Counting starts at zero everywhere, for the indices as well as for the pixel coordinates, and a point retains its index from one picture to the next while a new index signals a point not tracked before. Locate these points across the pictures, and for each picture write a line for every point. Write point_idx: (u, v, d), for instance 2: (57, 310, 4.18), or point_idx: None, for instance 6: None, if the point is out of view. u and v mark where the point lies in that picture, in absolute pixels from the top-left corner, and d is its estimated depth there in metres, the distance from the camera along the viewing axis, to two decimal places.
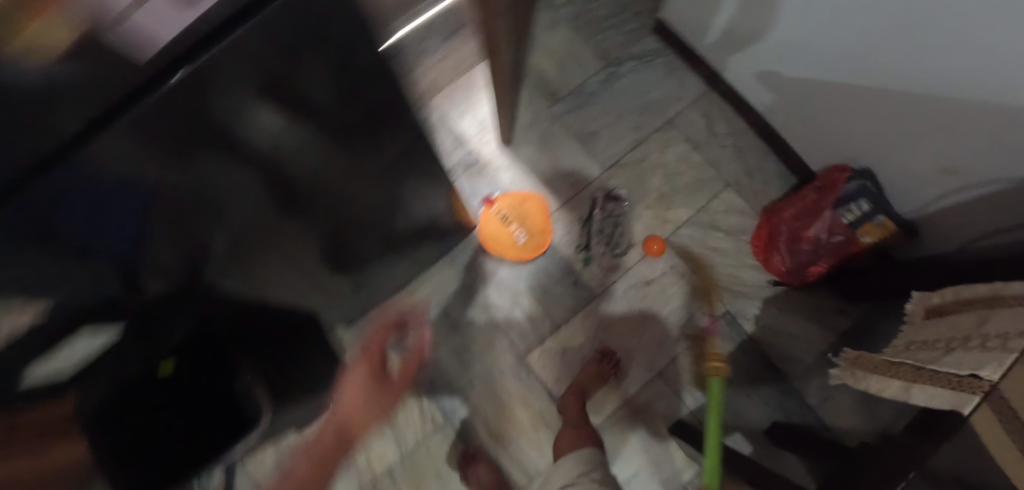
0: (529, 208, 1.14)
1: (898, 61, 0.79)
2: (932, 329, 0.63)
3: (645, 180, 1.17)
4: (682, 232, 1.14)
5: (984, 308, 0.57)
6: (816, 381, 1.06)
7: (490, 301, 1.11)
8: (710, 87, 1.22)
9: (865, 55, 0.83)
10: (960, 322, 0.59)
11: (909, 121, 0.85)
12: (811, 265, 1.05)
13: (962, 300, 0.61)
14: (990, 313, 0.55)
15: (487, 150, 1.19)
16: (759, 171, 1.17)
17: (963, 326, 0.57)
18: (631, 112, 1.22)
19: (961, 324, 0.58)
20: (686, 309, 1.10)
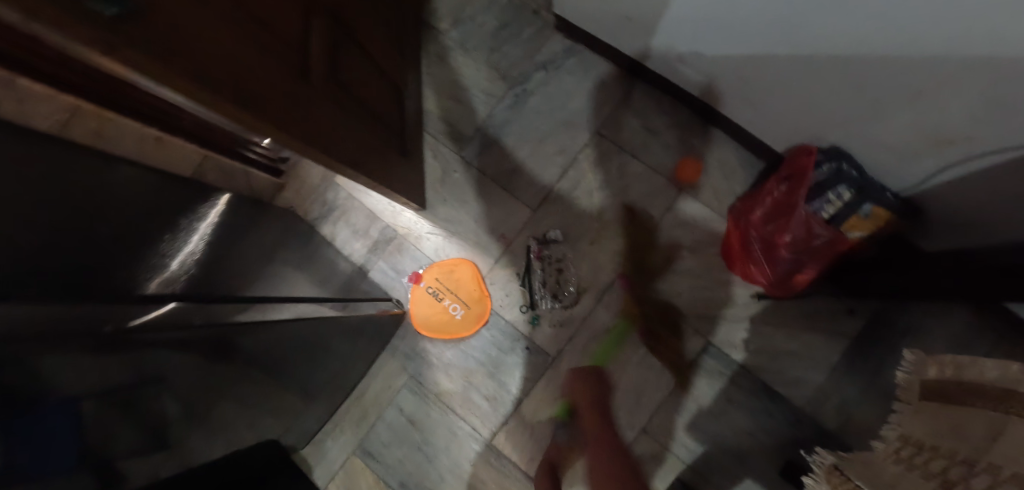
0: (461, 276, 1.02)
1: (836, 27, 0.59)
2: (935, 425, 0.46)
3: (582, 210, 1.00)
4: (637, 260, 0.97)
5: (996, 410, 0.40)
6: (830, 400, 0.90)
7: (442, 388, 1.01)
8: (636, 78, 1.02)
9: (791, 27, 0.63)
10: (968, 426, 0.41)
11: (874, 92, 0.64)
12: (795, 272, 0.86)
13: (968, 385, 0.44)
14: (1004, 426, 0.38)
15: (402, 220, 1.07)
16: (714, 164, 0.98)
17: (970, 437, 0.40)
18: (550, 131, 1.04)
19: (969, 431, 0.41)
20: (660, 350, 0.95)
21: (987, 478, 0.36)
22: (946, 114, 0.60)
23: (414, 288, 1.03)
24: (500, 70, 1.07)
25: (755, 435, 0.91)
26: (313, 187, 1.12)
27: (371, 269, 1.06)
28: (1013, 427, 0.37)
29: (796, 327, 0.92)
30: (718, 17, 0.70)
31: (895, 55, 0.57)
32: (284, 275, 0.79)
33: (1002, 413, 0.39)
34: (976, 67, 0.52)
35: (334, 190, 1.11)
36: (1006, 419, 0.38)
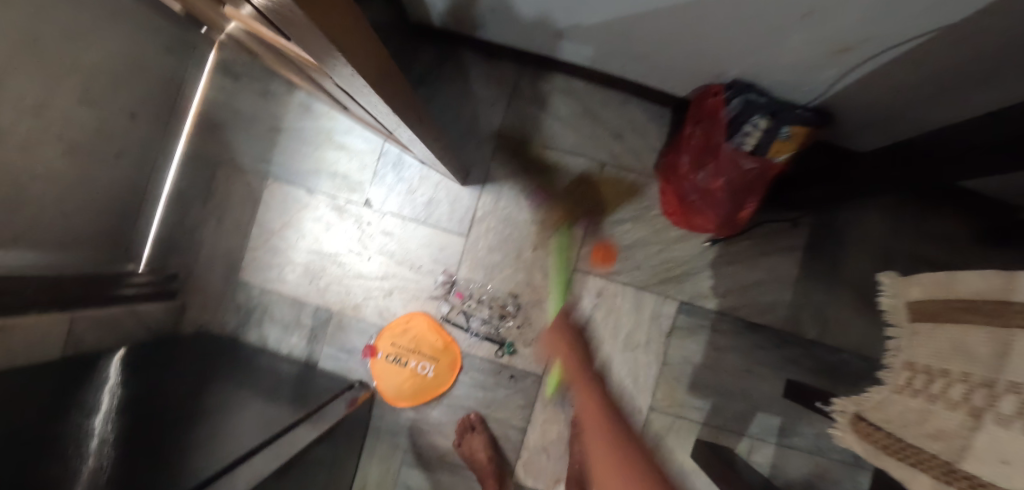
0: (417, 333, 0.93)
1: None
2: (936, 345, 0.50)
3: (515, 217, 0.93)
4: (588, 247, 0.93)
5: (987, 324, 0.43)
6: (803, 311, 0.93)
7: (441, 450, 0.93)
8: (519, 64, 0.95)
9: None
10: (972, 343, 0.44)
11: (765, 20, 0.62)
12: (739, 209, 0.86)
13: (956, 300, 0.47)
14: (1006, 338, 0.41)
15: (331, 296, 0.95)
16: (626, 127, 0.95)
17: (981, 355, 0.43)
18: (453, 146, 0.95)
19: (974, 348, 0.44)
20: (640, 327, 0.93)
21: (1014, 401, 0.38)
22: (840, 24, 0.58)
23: (375, 365, 0.93)
24: None
25: (752, 370, 0.93)
26: (219, 295, 0.97)
27: (319, 359, 0.95)
28: (1021, 341, 0.39)
29: (753, 257, 0.93)
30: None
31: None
32: (227, 422, 0.68)
33: (996, 326, 0.42)
34: None
35: (244, 290, 0.97)
36: (1005, 332, 0.41)
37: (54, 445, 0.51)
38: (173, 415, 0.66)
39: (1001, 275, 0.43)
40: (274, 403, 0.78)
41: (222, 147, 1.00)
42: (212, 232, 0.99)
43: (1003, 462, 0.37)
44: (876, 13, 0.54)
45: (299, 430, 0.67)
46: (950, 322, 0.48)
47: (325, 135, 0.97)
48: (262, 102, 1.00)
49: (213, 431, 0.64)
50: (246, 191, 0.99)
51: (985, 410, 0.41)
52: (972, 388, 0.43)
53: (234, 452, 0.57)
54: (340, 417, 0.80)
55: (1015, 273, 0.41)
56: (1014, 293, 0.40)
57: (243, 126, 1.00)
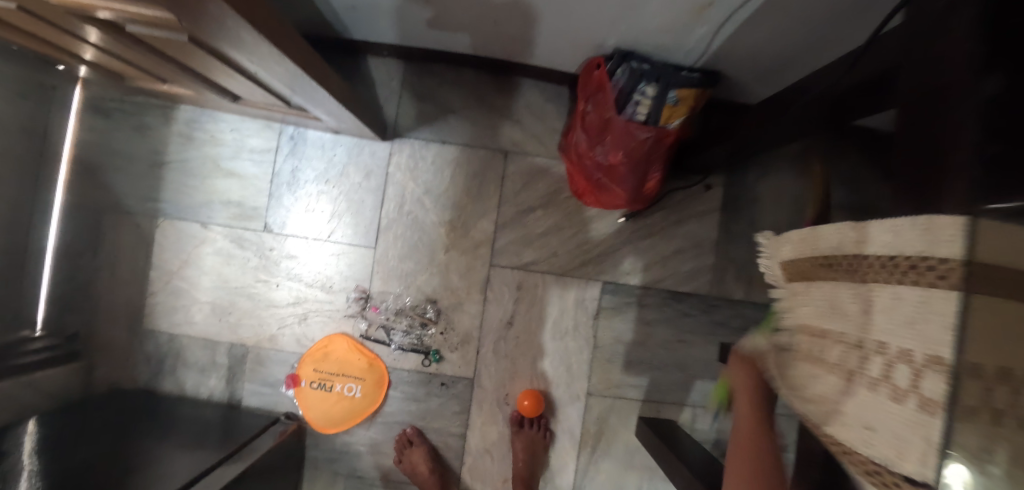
0: (339, 356, 0.89)
1: None
2: (807, 307, 0.44)
3: (422, 222, 0.89)
4: (502, 241, 0.90)
5: (851, 280, 0.38)
6: (727, 273, 0.92)
7: (383, 470, 0.90)
8: (405, 61, 0.91)
9: None
10: (840, 300, 0.39)
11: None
12: (644, 181, 0.84)
13: (825, 257, 0.41)
14: (865, 294, 0.36)
15: (245, 331, 0.91)
16: (523, 111, 0.91)
17: (849, 313, 0.37)
18: (348, 156, 0.90)
19: (845, 305, 0.38)
20: (566, 314, 0.90)
21: (878, 362, 0.34)
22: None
23: (298, 396, 0.89)
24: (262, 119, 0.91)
25: (684, 340, 0.92)
26: (126, 348, 0.92)
27: (242, 397, 0.91)
28: (876, 296, 0.35)
29: (669, 226, 0.91)
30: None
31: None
32: (155, 470, 0.68)
33: (858, 284, 0.37)
34: None
35: (152, 338, 0.92)
36: (870, 290, 0.35)
37: None
38: (98, 469, 0.66)
39: (857, 227, 0.37)
40: (204, 446, 0.77)
41: (104, 192, 0.94)
42: (108, 284, 0.93)
43: (868, 431, 0.34)
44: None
45: (222, 470, 0.68)
46: (816, 284, 0.42)
47: (212, 163, 0.92)
48: (140, 137, 0.94)
49: (137, 481, 0.65)
50: (137, 233, 0.93)
51: (862, 375, 0.35)
52: (847, 349, 0.37)
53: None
54: (277, 447, 0.81)
55: (865, 223, 0.36)
56: (865, 246, 0.36)
57: (124, 166, 0.94)
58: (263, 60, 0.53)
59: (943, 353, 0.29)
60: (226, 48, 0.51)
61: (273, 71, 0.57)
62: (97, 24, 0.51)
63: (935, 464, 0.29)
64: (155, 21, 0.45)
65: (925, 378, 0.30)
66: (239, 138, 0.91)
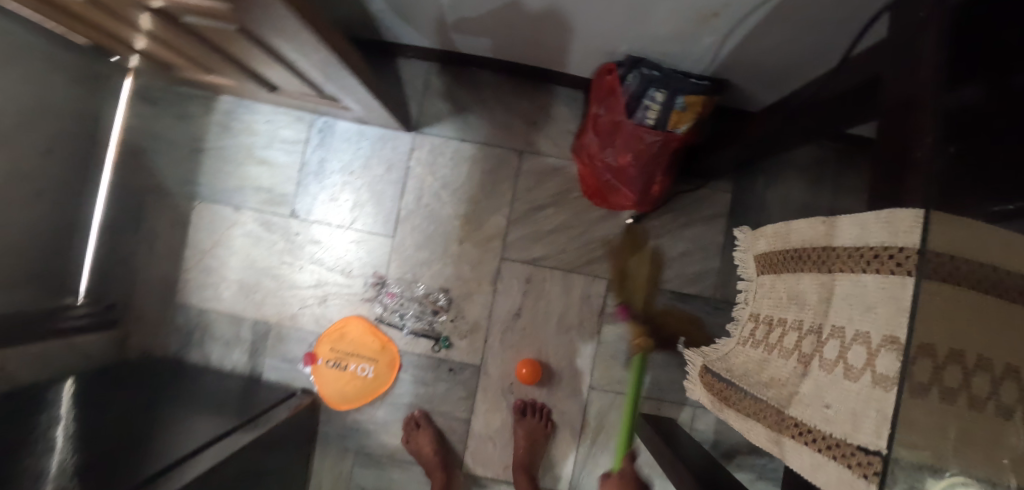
0: (354, 337, 0.94)
1: None
2: (777, 299, 0.50)
3: (438, 214, 0.94)
4: (514, 236, 0.94)
5: (817, 272, 0.43)
6: (733, 276, 0.94)
7: (391, 449, 0.94)
8: (428, 61, 0.96)
9: None
10: (805, 290, 0.44)
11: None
12: (653, 184, 0.87)
13: (793, 250, 0.47)
14: (830, 284, 0.41)
15: (268, 309, 0.96)
16: (539, 113, 0.95)
17: (810, 302, 0.43)
18: (372, 149, 0.96)
19: (806, 294, 0.44)
20: (571, 309, 0.94)
21: (834, 345, 0.39)
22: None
23: (315, 374, 0.94)
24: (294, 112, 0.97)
25: (687, 341, 0.94)
26: (159, 320, 0.98)
27: (262, 371, 0.96)
28: (841, 284, 0.39)
29: (676, 229, 0.93)
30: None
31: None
32: (175, 432, 0.73)
33: (823, 273, 0.42)
34: None
35: (183, 312, 0.98)
36: (831, 280, 0.41)
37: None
38: (128, 428, 0.72)
39: (825, 222, 0.43)
40: (225, 413, 0.83)
41: (145, 174, 1.01)
42: (144, 260, 1.00)
43: (826, 408, 0.37)
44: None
45: (233, 438, 0.72)
46: (776, 274, 0.50)
47: (246, 151, 0.98)
48: (181, 125, 1.01)
49: (157, 442, 0.69)
50: (173, 214, 0.99)
51: (812, 356, 0.41)
52: (804, 334, 0.43)
53: (158, 465, 0.61)
54: (290, 420, 0.85)
55: (836, 219, 0.41)
56: (834, 239, 0.41)
57: (165, 151, 1.01)
58: (302, 49, 0.58)
59: (897, 333, 0.33)
60: (269, 38, 0.56)
61: (313, 60, 0.63)
62: (160, 15, 0.57)
63: (886, 434, 0.31)
64: (213, 13, 0.51)
65: (882, 357, 0.33)
66: (271, 129, 0.98)
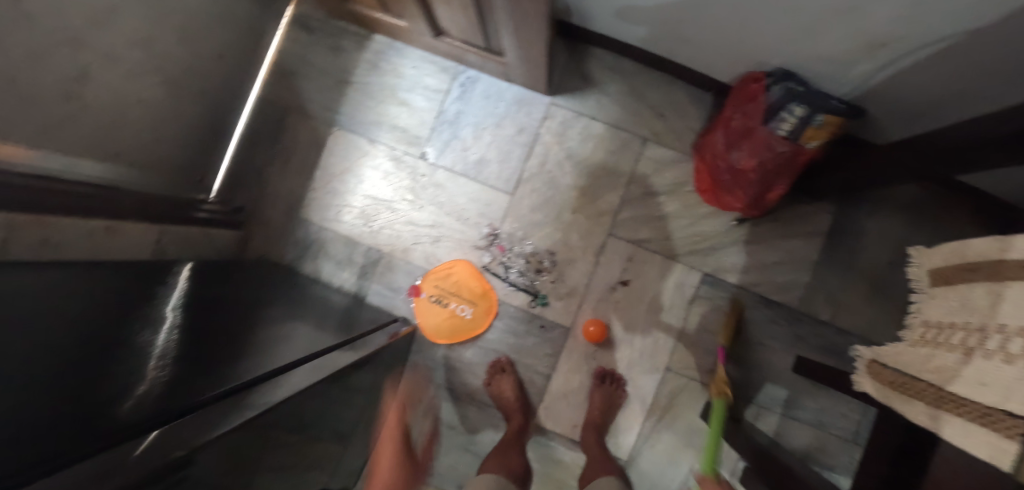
0: (459, 279, 1.01)
1: None
2: (950, 306, 0.56)
3: (557, 182, 1.01)
4: (623, 216, 1.00)
5: (987, 281, 0.50)
6: (820, 293, 1.00)
7: (471, 388, 1.01)
8: (576, 40, 1.02)
9: None
10: (975, 298, 0.51)
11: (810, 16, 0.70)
12: (767, 192, 0.93)
13: (968, 264, 0.54)
14: (999, 290, 0.47)
15: (383, 238, 1.03)
16: (668, 107, 1.01)
17: (981, 307, 0.49)
18: (507, 111, 1.03)
19: (977, 301, 0.51)
20: (663, 294, 1.00)
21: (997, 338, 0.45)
22: (876, 21, 0.65)
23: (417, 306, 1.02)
24: (442, 63, 1.04)
25: (765, 344, 1.00)
26: (281, 229, 1.06)
27: (367, 294, 1.04)
28: (1011, 289, 0.45)
29: (775, 239, 0.99)
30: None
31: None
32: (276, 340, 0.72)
33: (994, 282, 0.48)
34: None
35: (304, 226, 1.06)
36: (1000, 286, 0.47)
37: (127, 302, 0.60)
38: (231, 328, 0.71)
39: (1001, 240, 0.49)
40: (320, 332, 0.83)
41: (292, 94, 1.08)
42: (276, 172, 1.08)
43: (980, 385, 0.44)
44: (911, 12, 0.61)
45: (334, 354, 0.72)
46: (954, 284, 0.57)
47: (389, 91, 1.05)
48: (332, 55, 1.08)
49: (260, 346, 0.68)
50: (312, 135, 1.07)
51: (976, 348, 0.47)
52: (969, 333, 0.50)
53: (268, 368, 0.60)
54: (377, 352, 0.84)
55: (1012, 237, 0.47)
56: (1008, 252, 0.47)
57: (312, 76, 1.08)
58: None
59: None
60: None
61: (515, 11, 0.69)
62: None
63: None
64: None
65: None
66: (417, 74, 1.05)
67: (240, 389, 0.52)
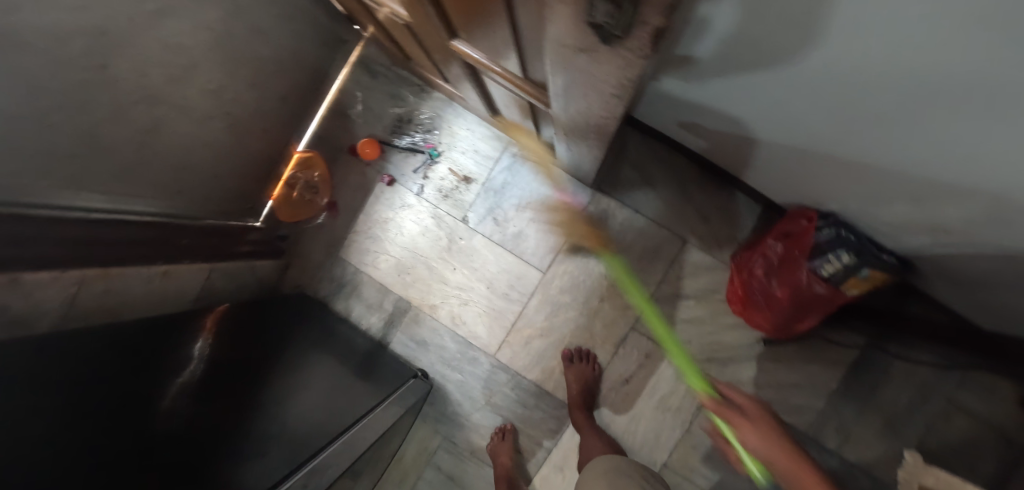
0: (294, 206, 1.13)
1: (837, 136, 0.65)
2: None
3: (589, 268, 1.03)
4: (647, 313, 1.02)
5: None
6: (835, 422, 0.98)
7: (474, 446, 1.06)
8: (631, 130, 1.02)
9: (801, 126, 0.67)
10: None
11: (879, 185, 0.69)
12: (796, 321, 0.92)
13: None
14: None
15: (414, 292, 1.09)
16: (714, 212, 1.01)
17: None
18: (553, 189, 1.04)
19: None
20: (672, 393, 1.02)
21: None
22: (946, 215, 0.65)
23: (340, 233, 1.12)
24: (496, 130, 1.06)
25: None
26: (321, 264, 1.13)
27: (391, 342, 1.10)
28: None
29: (796, 361, 1.00)
30: (721, 91, 0.71)
31: (901, 169, 0.63)
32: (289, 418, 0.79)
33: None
34: (999, 200, 0.55)
35: (342, 265, 1.12)
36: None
37: (165, 376, 0.75)
38: (239, 410, 0.78)
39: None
40: (346, 395, 0.89)
41: (348, 135, 1.13)
42: (325, 210, 1.13)
43: None
44: (986, 218, 0.61)
45: (382, 411, 0.89)
46: None
47: (439, 150, 1.08)
48: (392, 102, 1.11)
49: (272, 433, 0.76)
50: (360, 180, 1.12)
51: None
52: None
53: (307, 427, 0.78)
54: (387, 425, 0.88)
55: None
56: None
57: (370, 119, 1.12)
58: (576, 131, 0.66)
59: None
60: (556, 115, 0.65)
61: (571, 136, 0.71)
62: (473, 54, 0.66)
63: None
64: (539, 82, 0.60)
65: None
66: (470, 137, 1.07)
67: (307, 449, 0.71)
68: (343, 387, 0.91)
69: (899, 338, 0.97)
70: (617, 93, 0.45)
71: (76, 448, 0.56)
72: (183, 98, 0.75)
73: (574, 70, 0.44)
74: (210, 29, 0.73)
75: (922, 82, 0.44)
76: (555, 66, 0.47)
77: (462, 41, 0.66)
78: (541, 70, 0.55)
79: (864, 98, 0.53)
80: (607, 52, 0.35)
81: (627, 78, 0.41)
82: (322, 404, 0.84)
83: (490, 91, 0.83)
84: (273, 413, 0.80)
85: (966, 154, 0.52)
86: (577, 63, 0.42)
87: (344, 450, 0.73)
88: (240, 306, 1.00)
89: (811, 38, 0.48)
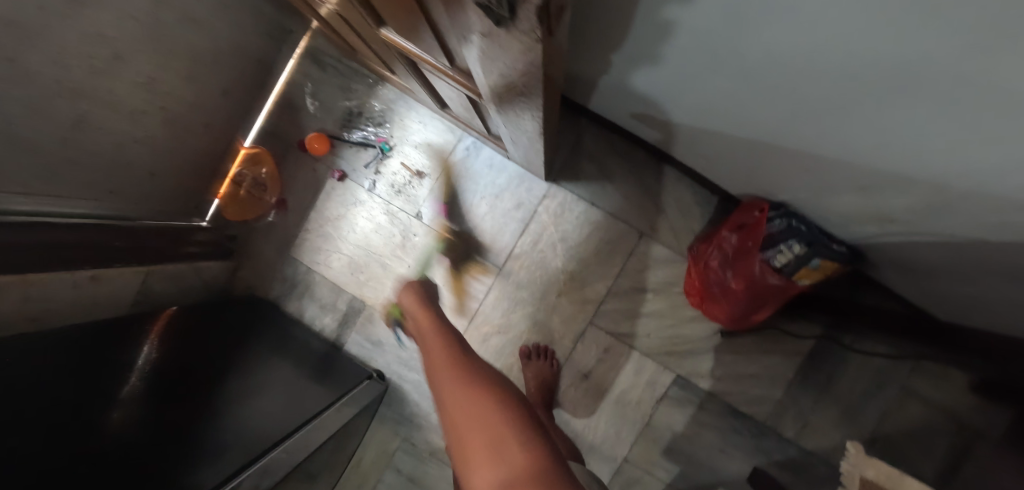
0: (242, 204, 1.08)
1: (783, 126, 0.63)
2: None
3: (546, 263, 1.01)
4: (606, 308, 1.01)
5: None
6: (793, 412, 0.99)
7: (434, 446, 1.04)
8: (585, 122, 1.00)
9: (748, 116, 0.66)
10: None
11: (826, 175, 0.68)
12: (752, 312, 0.92)
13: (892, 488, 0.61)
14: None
15: (368, 291, 1.06)
16: (671, 205, 0.99)
17: None
18: (508, 185, 1.01)
19: None
20: (632, 388, 1.01)
21: None
22: (891, 204, 0.64)
23: (291, 231, 1.09)
24: (448, 123, 1.03)
25: (727, 452, 0.99)
26: (272, 264, 1.09)
27: (345, 343, 1.07)
28: None
29: (754, 353, 0.99)
30: (667, 81, 0.68)
31: (846, 158, 0.61)
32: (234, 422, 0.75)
33: None
34: (939, 189, 0.55)
35: (294, 265, 1.08)
36: None
37: (115, 376, 0.71)
38: (193, 411, 0.74)
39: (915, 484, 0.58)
40: (299, 400, 0.85)
41: (297, 130, 1.09)
42: (275, 208, 1.09)
43: None
44: (928, 207, 0.60)
45: (335, 412, 0.86)
46: None
47: (390, 144, 1.04)
48: (342, 96, 1.07)
49: (225, 433, 0.73)
50: (311, 177, 1.08)
51: None
52: None
53: (260, 426, 0.76)
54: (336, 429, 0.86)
55: None
56: None
57: (320, 113, 1.08)
58: (517, 124, 0.63)
59: None
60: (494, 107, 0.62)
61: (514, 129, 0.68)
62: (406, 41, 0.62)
63: None
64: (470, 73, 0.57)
65: None
66: (423, 131, 1.04)
67: (254, 449, 0.69)
68: (298, 388, 0.88)
69: (852, 327, 0.98)
70: (536, 82, 0.42)
71: (24, 438, 0.53)
72: (106, 93, 0.70)
73: (488, 57, 0.41)
74: (132, 19, 0.68)
75: (868, 63, 0.42)
76: (474, 52, 0.44)
77: (391, 29, 0.62)
78: (465, 59, 0.52)
79: (804, 86, 0.52)
80: (507, 35, 0.32)
81: (545, 61, 0.37)
82: (276, 403, 0.82)
83: (433, 83, 0.79)
84: (224, 414, 0.76)
85: (901, 143, 0.51)
86: (489, 49, 0.39)
87: (298, 449, 0.72)
88: (187, 309, 0.96)
89: (748, 19, 0.45)
